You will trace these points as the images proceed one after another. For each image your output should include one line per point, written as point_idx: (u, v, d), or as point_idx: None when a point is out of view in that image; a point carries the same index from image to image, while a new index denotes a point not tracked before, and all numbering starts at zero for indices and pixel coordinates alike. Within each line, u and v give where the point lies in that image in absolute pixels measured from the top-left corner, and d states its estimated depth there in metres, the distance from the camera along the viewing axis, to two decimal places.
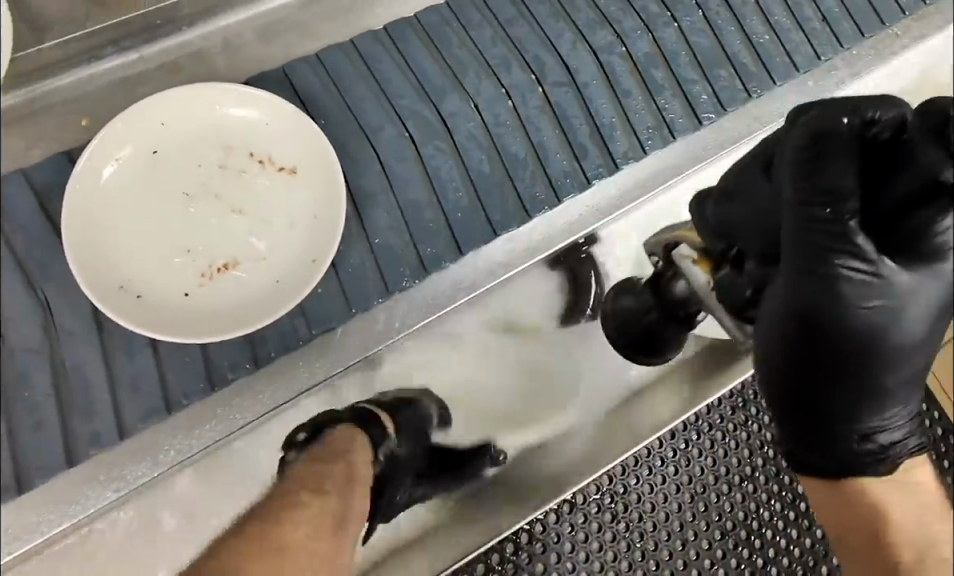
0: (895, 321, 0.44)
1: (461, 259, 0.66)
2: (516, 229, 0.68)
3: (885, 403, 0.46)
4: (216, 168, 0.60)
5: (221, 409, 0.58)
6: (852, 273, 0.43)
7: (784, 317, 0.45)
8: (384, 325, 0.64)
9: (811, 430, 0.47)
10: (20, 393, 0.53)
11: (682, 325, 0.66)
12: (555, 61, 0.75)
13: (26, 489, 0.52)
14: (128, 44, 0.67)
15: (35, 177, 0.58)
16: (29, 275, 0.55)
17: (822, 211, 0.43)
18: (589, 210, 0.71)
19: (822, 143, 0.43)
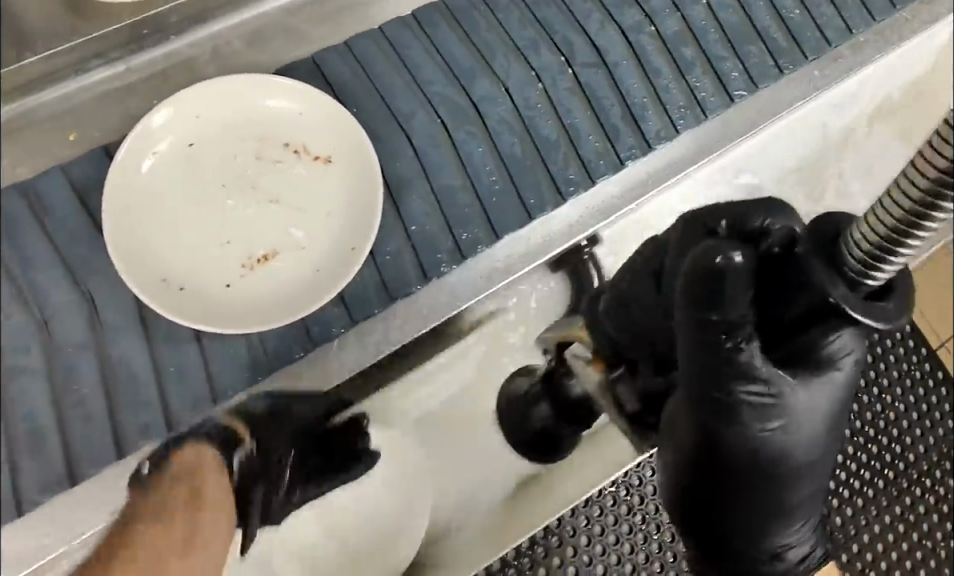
0: (792, 434, 0.45)
1: (481, 251, 0.65)
2: (549, 212, 0.67)
3: (788, 519, 0.48)
4: (250, 160, 0.59)
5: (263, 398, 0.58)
6: (750, 397, 0.44)
7: (686, 443, 0.47)
8: (425, 311, 0.63)
9: (714, 555, 0.50)
10: (67, 387, 0.53)
11: (578, 424, 0.65)
12: (584, 42, 0.74)
13: (77, 482, 0.52)
14: (117, 56, 0.64)
15: (75, 173, 0.58)
16: (72, 270, 0.55)
17: (723, 343, 0.42)
18: (590, 212, 0.69)
19: (714, 274, 0.41)
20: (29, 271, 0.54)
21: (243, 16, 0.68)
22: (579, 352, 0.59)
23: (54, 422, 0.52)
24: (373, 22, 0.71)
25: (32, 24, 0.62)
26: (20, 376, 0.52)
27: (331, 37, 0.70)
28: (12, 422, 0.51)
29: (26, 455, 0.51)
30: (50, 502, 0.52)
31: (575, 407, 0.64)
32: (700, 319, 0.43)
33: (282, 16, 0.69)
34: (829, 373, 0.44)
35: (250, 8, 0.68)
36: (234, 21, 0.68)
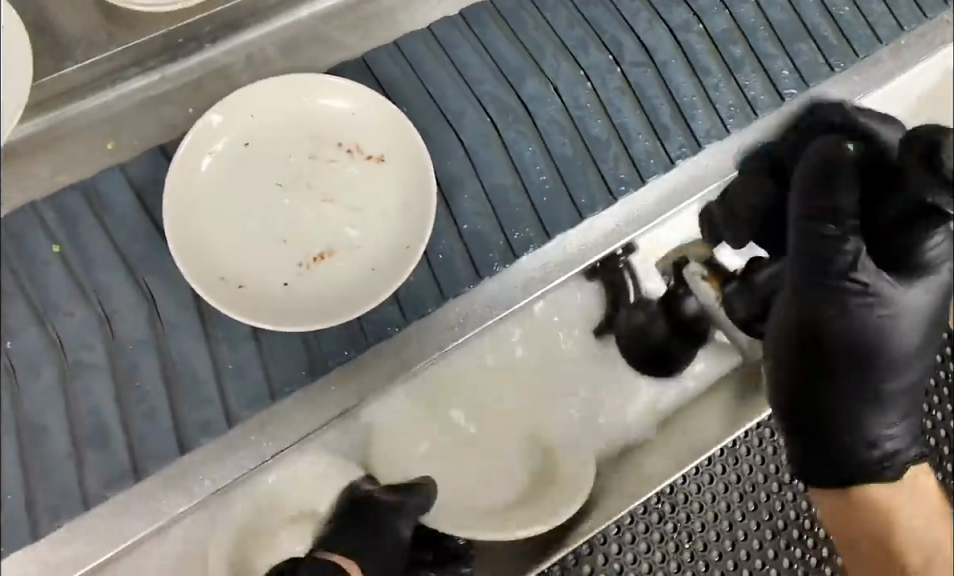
0: (892, 324, 0.52)
1: (516, 261, 0.64)
2: (593, 217, 0.67)
3: (878, 404, 0.55)
4: (305, 160, 0.60)
5: (315, 399, 0.58)
6: (853, 284, 0.51)
7: (791, 320, 0.54)
8: (479, 309, 0.63)
9: (816, 438, 0.56)
10: (131, 382, 0.53)
11: (693, 342, 0.69)
12: (633, 41, 0.74)
13: (141, 476, 0.52)
14: (154, 65, 0.65)
15: (132, 171, 0.59)
16: (133, 267, 0.56)
17: (828, 229, 0.49)
18: (626, 221, 0.68)
19: (821, 180, 0.50)
20: (93, 271, 0.55)
21: (275, 24, 0.69)
22: (697, 269, 0.67)
23: (117, 419, 0.52)
24: (416, 25, 0.71)
25: (70, 31, 0.63)
26: (83, 375, 0.53)
27: (371, 43, 0.70)
28: (75, 420, 0.52)
29: (90, 452, 0.51)
30: (115, 498, 0.52)
31: (692, 325, 0.68)
32: (804, 215, 0.51)
33: (316, 24, 0.69)
34: (926, 278, 0.51)
35: (284, 15, 0.69)
36: (271, 26, 0.69)
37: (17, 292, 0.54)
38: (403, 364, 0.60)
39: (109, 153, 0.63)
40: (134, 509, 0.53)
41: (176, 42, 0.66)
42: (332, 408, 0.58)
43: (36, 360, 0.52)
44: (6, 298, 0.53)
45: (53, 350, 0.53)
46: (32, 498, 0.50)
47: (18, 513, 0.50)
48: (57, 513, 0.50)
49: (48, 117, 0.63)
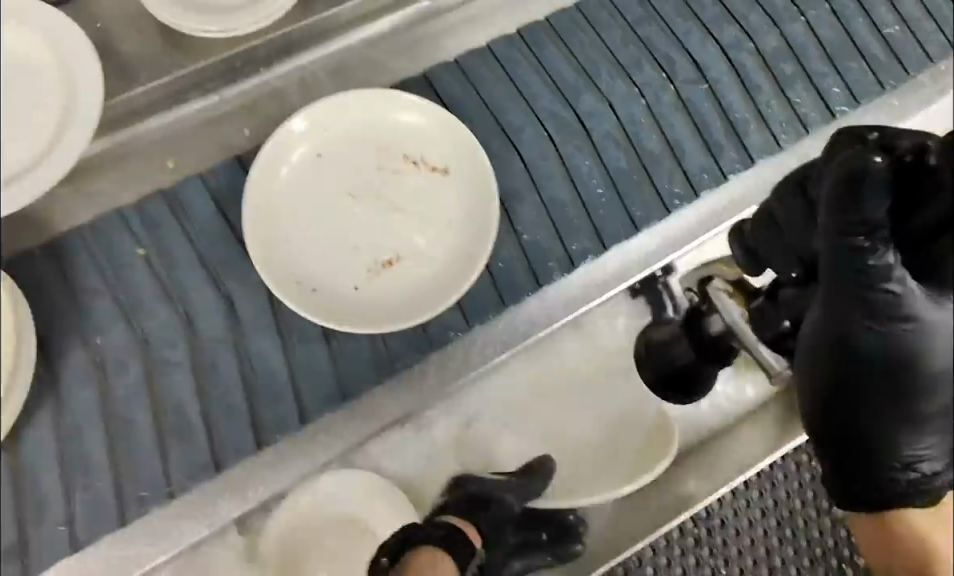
0: (931, 347, 0.43)
1: (565, 275, 0.65)
2: (635, 236, 0.68)
3: (927, 426, 0.46)
4: (373, 170, 0.62)
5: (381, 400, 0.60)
6: (887, 300, 0.43)
7: (820, 338, 0.45)
8: (531, 318, 0.65)
9: (850, 461, 0.48)
10: (212, 380, 0.56)
11: (718, 364, 0.58)
12: (685, 59, 0.76)
13: (222, 470, 0.55)
14: (211, 87, 0.63)
15: (212, 181, 0.62)
16: (213, 271, 0.59)
17: (861, 240, 0.41)
18: (666, 240, 0.69)
19: (851, 184, 0.40)
20: (176, 275, 0.58)
21: (330, 47, 0.67)
22: (721, 283, 0.55)
23: (198, 411, 0.55)
24: (476, 40, 0.73)
25: None
26: (167, 370, 0.55)
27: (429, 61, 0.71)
28: (159, 413, 0.54)
29: (174, 442, 0.54)
30: (197, 488, 0.55)
31: (718, 347, 0.56)
32: (833, 226, 0.42)
33: (368, 50, 0.69)
34: None
35: (337, 40, 0.67)
36: (327, 50, 0.67)
37: (106, 291, 0.57)
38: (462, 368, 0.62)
39: (167, 172, 0.62)
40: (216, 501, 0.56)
41: (233, 63, 0.63)
42: (398, 410, 0.60)
43: (124, 355, 0.55)
44: (97, 297, 0.57)
45: (139, 347, 0.56)
46: (120, 486, 0.53)
47: (107, 499, 0.52)
48: (145, 501, 0.53)
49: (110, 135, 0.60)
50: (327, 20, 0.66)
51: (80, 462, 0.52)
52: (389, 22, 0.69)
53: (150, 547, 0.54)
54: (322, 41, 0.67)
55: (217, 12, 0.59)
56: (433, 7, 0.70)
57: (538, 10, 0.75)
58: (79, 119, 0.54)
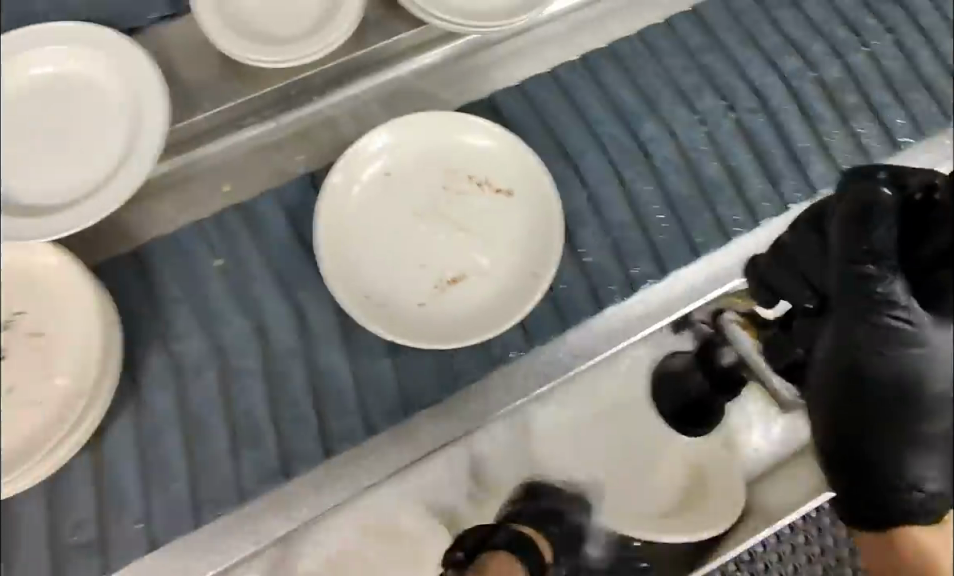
0: (937, 365, 0.43)
1: (622, 299, 0.66)
2: (678, 270, 0.67)
3: (932, 452, 0.43)
4: (439, 190, 0.64)
5: (442, 416, 0.60)
6: (894, 321, 0.43)
7: (829, 358, 0.45)
8: (585, 345, 0.64)
9: (855, 486, 0.45)
10: (284, 389, 0.58)
11: (731, 394, 0.62)
12: (747, 88, 0.76)
13: (291, 475, 0.56)
14: (268, 114, 0.66)
15: (286, 198, 0.65)
16: (286, 283, 0.61)
17: (869, 268, 0.44)
18: (706, 277, 0.68)
19: (863, 213, 0.43)
20: (252, 287, 0.61)
21: (380, 78, 0.69)
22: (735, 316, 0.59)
23: (269, 419, 0.57)
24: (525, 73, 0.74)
25: None
26: (241, 377, 0.58)
27: (475, 96, 0.72)
28: (233, 418, 0.57)
29: (246, 447, 0.56)
30: (267, 494, 0.56)
31: (732, 376, 0.60)
32: (844, 251, 0.44)
33: (417, 81, 0.70)
34: None
35: (385, 72, 0.69)
36: (378, 79, 0.69)
37: (184, 300, 0.60)
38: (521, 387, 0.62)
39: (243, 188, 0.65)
40: (284, 509, 0.56)
41: (287, 92, 0.66)
42: (461, 425, 0.61)
43: (201, 361, 0.58)
44: (177, 305, 0.59)
45: (214, 354, 0.58)
46: (195, 487, 0.55)
47: (185, 499, 0.55)
48: (218, 503, 0.55)
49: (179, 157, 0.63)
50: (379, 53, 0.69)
51: (159, 462, 0.55)
52: (437, 54, 0.70)
53: (217, 551, 0.55)
54: (372, 73, 0.69)
55: (275, 44, 0.62)
56: (480, 39, 0.72)
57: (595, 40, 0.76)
58: (149, 147, 0.57)
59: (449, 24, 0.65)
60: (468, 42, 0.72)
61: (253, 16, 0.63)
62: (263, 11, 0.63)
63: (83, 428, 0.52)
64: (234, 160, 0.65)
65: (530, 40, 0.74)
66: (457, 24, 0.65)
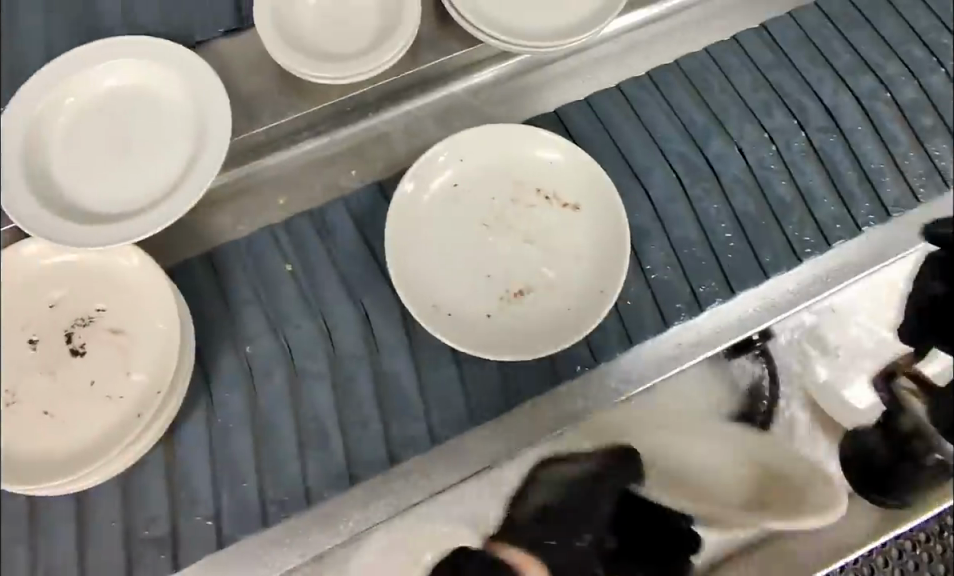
0: None
1: (687, 318, 0.64)
2: (737, 295, 0.66)
3: None
4: (507, 203, 0.64)
5: (503, 431, 0.59)
6: None
7: None
8: (635, 372, 0.62)
9: None
10: (350, 394, 0.58)
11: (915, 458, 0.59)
12: (818, 108, 0.75)
13: (355, 481, 0.56)
14: (325, 128, 0.69)
15: (354, 205, 0.65)
16: (353, 290, 0.62)
17: None
18: (762, 306, 0.65)
19: None
20: (320, 291, 0.62)
21: (435, 95, 0.71)
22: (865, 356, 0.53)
23: (335, 423, 0.58)
24: (577, 95, 0.74)
25: None
26: (308, 381, 0.58)
27: (533, 113, 0.73)
28: (300, 422, 0.57)
29: (313, 450, 0.57)
30: (332, 499, 0.56)
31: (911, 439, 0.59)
32: None
33: (469, 99, 0.72)
34: None
35: (438, 91, 0.72)
36: (434, 96, 0.71)
37: (255, 303, 0.61)
38: (582, 405, 0.61)
39: (314, 197, 0.66)
40: (348, 512, 0.56)
41: (343, 109, 0.69)
42: (520, 440, 0.59)
43: (271, 364, 0.59)
44: (247, 308, 0.61)
45: (283, 357, 0.59)
46: (263, 488, 0.56)
47: (253, 499, 0.55)
48: (286, 505, 0.55)
49: (242, 168, 0.67)
50: (433, 71, 0.71)
51: (228, 460, 0.56)
52: (489, 73, 0.73)
53: (282, 553, 0.55)
54: (427, 90, 0.71)
55: (331, 60, 0.64)
56: (533, 59, 0.74)
57: (647, 64, 0.76)
58: (211, 156, 0.58)
59: (500, 43, 0.67)
60: (522, 62, 0.74)
61: (312, 36, 0.65)
62: (321, 31, 0.66)
63: (156, 426, 0.53)
64: (296, 172, 0.68)
65: (586, 59, 0.76)
66: (508, 42, 0.66)
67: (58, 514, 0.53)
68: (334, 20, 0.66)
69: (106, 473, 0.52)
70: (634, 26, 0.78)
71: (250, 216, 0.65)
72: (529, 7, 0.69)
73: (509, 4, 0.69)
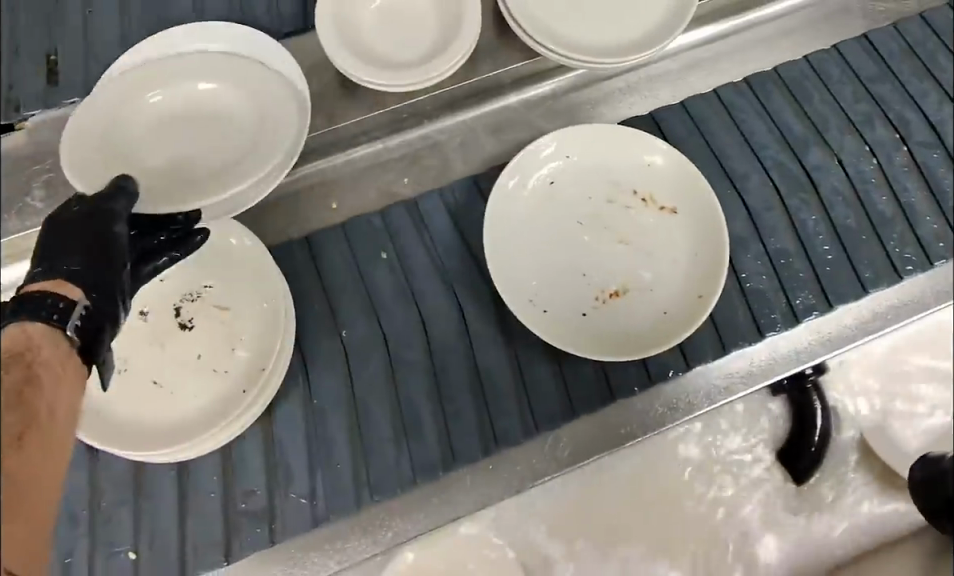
0: None
1: (783, 329, 0.64)
2: (823, 313, 0.65)
3: None
4: (602, 203, 0.64)
5: (575, 438, 0.60)
6: None
7: None
8: (687, 398, 0.62)
9: None
10: (445, 382, 0.59)
11: None
12: (921, 121, 0.73)
13: (450, 469, 0.57)
14: (379, 135, 0.68)
15: (450, 197, 0.66)
16: (447, 282, 0.63)
17: None
18: (816, 339, 0.64)
19: None
20: (415, 280, 0.63)
21: (491, 106, 0.70)
22: None
23: (429, 412, 0.58)
24: (634, 111, 0.73)
25: None
26: (405, 367, 0.59)
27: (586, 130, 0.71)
28: (395, 409, 0.58)
29: (407, 438, 0.58)
30: (427, 483, 0.58)
31: None
32: None
33: (524, 111, 0.71)
34: None
35: (492, 102, 0.70)
36: (496, 105, 0.70)
37: (350, 288, 0.62)
38: (652, 419, 0.61)
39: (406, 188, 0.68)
40: (443, 498, 0.59)
41: (401, 116, 0.68)
42: (598, 446, 0.61)
43: (366, 349, 0.60)
44: (343, 292, 0.62)
45: (378, 342, 0.60)
46: (358, 470, 0.57)
47: (347, 482, 0.56)
48: (385, 487, 0.56)
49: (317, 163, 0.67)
50: (488, 82, 0.69)
51: (324, 443, 0.57)
52: (551, 84, 0.72)
53: (380, 533, 0.58)
54: (484, 101, 0.70)
55: (391, 68, 0.63)
56: (589, 74, 0.73)
57: (708, 82, 0.75)
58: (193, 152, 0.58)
59: (560, 58, 0.65)
60: (579, 76, 0.73)
61: (368, 41, 0.64)
62: (382, 34, 0.64)
63: (259, 405, 0.54)
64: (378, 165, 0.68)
65: (644, 76, 0.74)
66: (564, 56, 0.64)
67: (161, 483, 0.55)
68: (391, 25, 0.65)
69: (199, 452, 0.53)
70: (698, 44, 0.76)
71: (345, 205, 0.67)
72: (584, 19, 0.67)
73: (567, 16, 0.67)
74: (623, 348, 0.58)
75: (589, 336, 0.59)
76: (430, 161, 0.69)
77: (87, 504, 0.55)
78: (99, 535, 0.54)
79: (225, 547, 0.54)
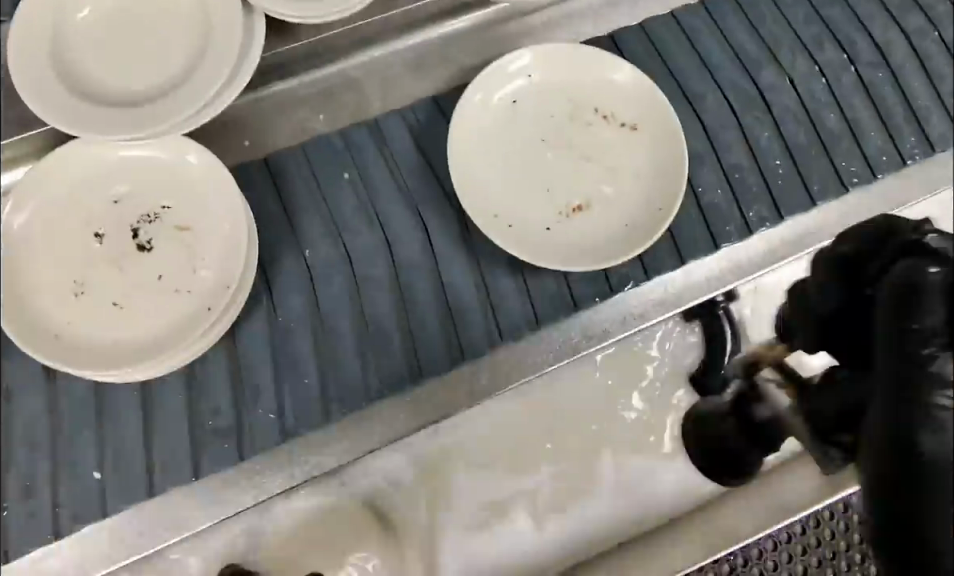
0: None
1: (737, 241, 0.66)
2: (769, 228, 0.67)
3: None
4: (565, 121, 0.64)
5: (516, 361, 0.60)
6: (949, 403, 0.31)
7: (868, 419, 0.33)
8: (595, 331, 0.62)
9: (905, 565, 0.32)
10: (414, 301, 0.60)
11: (768, 450, 0.55)
12: (867, 43, 0.75)
13: (419, 381, 0.59)
14: (294, 70, 0.65)
15: (410, 119, 0.65)
16: (408, 200, 0.63)
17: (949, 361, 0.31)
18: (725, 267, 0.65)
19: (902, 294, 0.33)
20: (377, 200, 0.62)
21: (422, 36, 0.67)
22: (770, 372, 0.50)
23: (397, 328, 0.59)
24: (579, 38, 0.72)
25: None
26: (371, 285, 0.60)
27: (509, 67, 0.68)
28: (362, 326, 0.59)
29: (374, 353, 0.59)
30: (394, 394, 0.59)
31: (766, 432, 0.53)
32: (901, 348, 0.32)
33: None
34: None
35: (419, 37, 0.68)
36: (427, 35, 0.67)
37: (314, 209, 0.61)
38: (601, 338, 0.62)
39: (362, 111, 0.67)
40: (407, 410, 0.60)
41: (326, 47, 0.65)
42: (531, 367, 0.60)
43: (330, 269, 0.60)
44: (304, 213, 0.61)
45: (343, 261, 0.60)
46: (325, 384, 0.58)
47: (315, 396, 0.57)
48: (348, 401, 0.57)
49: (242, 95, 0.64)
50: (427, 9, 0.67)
51: (290, 361, 0.58)
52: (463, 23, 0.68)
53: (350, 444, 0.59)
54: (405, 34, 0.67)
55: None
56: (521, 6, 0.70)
57: None
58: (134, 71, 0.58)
59: None
60: None
61: None
62: None
63: (222, 324, 0.54)
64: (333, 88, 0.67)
65: None
66: None
67: (123, 404, 0.56)
68: None
69: (160, 371, 0.53)
70: None
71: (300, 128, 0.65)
72: None
73: None
74: (583, 259, 0.60)
75: (550, 250, 0.60)
76: (345, 98, 0.65)
77: (49, 428, 0.55)
78: (63, 458, 0.54)
79: (194, 461, 0.55)
